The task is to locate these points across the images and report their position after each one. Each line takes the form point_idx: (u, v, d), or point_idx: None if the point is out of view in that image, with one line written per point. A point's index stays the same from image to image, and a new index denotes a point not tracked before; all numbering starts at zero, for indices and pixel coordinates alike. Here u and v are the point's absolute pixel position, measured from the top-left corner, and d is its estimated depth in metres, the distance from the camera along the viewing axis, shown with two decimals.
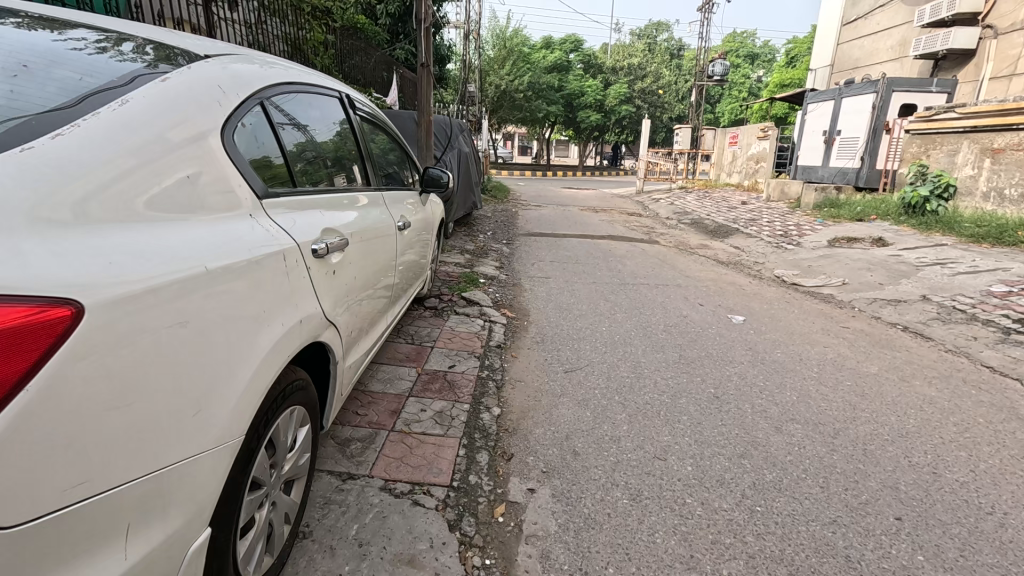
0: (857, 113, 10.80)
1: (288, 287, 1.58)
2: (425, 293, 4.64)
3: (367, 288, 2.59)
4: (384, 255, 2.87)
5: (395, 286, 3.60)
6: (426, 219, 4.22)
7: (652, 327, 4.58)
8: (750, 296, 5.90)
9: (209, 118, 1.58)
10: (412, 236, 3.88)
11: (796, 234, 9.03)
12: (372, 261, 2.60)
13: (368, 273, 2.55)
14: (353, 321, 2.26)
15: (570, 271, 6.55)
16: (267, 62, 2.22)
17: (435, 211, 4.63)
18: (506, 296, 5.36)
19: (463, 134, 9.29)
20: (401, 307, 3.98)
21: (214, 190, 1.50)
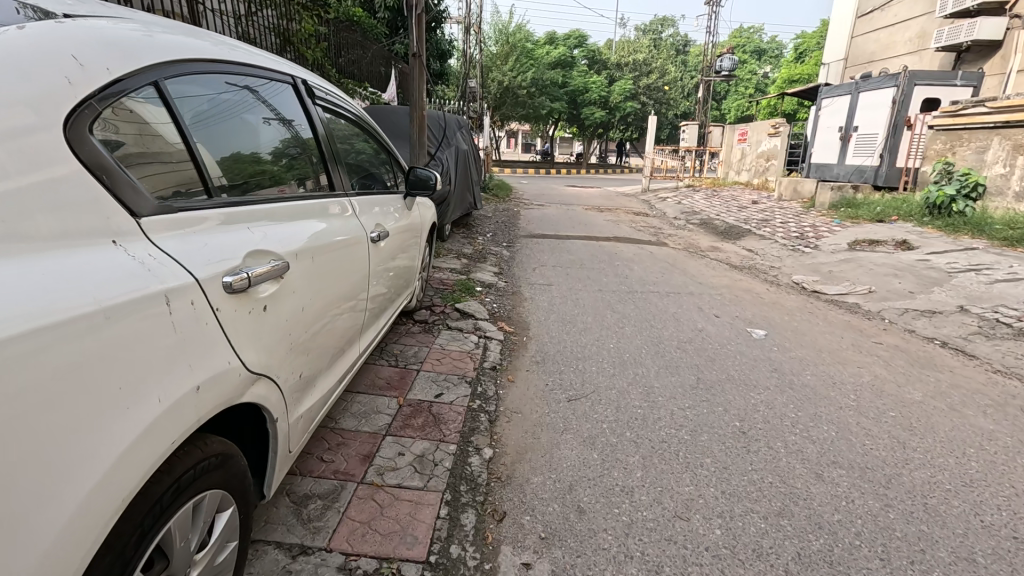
0: (876, 108, 10.30)
1: (174, 342, 1.17)
2: (414, 305, 4.21)
3: (331, 314, 2.20)
4: (357, 272, 2.50)
5: (375, 301, 3.21)
6: (412, 225, 3.78)
7: (665, 343, 4.14)
8: (769, 305, 5.45)
9: (49, 106, 1.16)
10: (396, 244, 3.47)
11: (813, 236, 8.56)
12: (337, 280, 2.22)
13: (332, 296, 2.17)
14: (308, 354, 1.90)
15: (574, 277, 6.11)
16: (212, 42, 1.93)
17: (423, 215, 4.19)
18: (504, 306, 4.94)
19: (463, 130, 8.87)
20: (386, 320, 3.60)
21: (50, 207, 1.08)
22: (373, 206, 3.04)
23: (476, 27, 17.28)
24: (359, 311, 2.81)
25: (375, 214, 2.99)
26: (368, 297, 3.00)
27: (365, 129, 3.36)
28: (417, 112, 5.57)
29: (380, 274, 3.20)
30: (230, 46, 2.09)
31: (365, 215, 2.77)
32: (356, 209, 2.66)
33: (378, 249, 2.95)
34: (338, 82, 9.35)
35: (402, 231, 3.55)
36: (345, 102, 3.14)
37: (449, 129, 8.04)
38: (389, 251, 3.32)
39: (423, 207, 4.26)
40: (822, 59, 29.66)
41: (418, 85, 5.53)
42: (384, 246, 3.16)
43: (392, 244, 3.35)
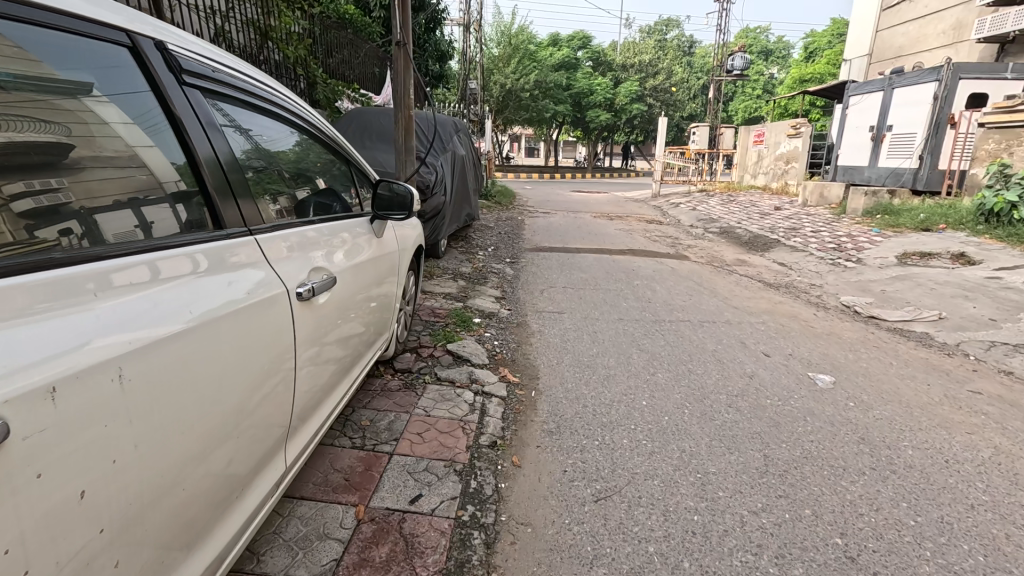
0: (914, 105, 9.41)
1: None
2: (392, 352, 3.34)
3: (229, 429, 1.47)
4: (285, 344, 1.75)
5: (343, 355, 2.47)
6: (385, 256, 2.91)
7: (712, 399, 3.26)
8: (823, 337, 4.55)
9: None
10: (371, 280, 2.69)
11: (852, 247, 7.66)
12: (238, 370, 1.48)
13: (227, 399, 1.44)
14: (150, 524, 1.20)
15: (589, 303, 5.23)
16: (166, 36, 1.64)
17: (403, 237, 3.32)
18: (508, 343, 4.09)
19: (461, 133, 8.01)
20: (356, 371, 2.83)
21: None
22: (321, 231, 2.23)
23: (477, 27, 16.49)
24: (312, 383, 2.08)
25: (330, 249, 2.22)
26: (328, 358, 2.25)
27: (333, 142, 2.66)
28: (403, 111, 4.71)
29: (349, 322, 2.45)
30: (173, 32, 1.70)
31: (309, 251, 2.01)
32: (294, 247, 1.91)
33: (335, 294, 2.19)
34: (325, 83, 8.55)
35: (376, 264, 2.73)
36: (311, 113, 2.50)
37: (444, 131, 7.17)
38: (360, 291, 2.53)
39: (407, 229, 3.45)
40: (835, 58, 28.70)
41: (403, 80, 4.66)
42: (350, 284, 2.39)
43: (364, 281, 2.57)
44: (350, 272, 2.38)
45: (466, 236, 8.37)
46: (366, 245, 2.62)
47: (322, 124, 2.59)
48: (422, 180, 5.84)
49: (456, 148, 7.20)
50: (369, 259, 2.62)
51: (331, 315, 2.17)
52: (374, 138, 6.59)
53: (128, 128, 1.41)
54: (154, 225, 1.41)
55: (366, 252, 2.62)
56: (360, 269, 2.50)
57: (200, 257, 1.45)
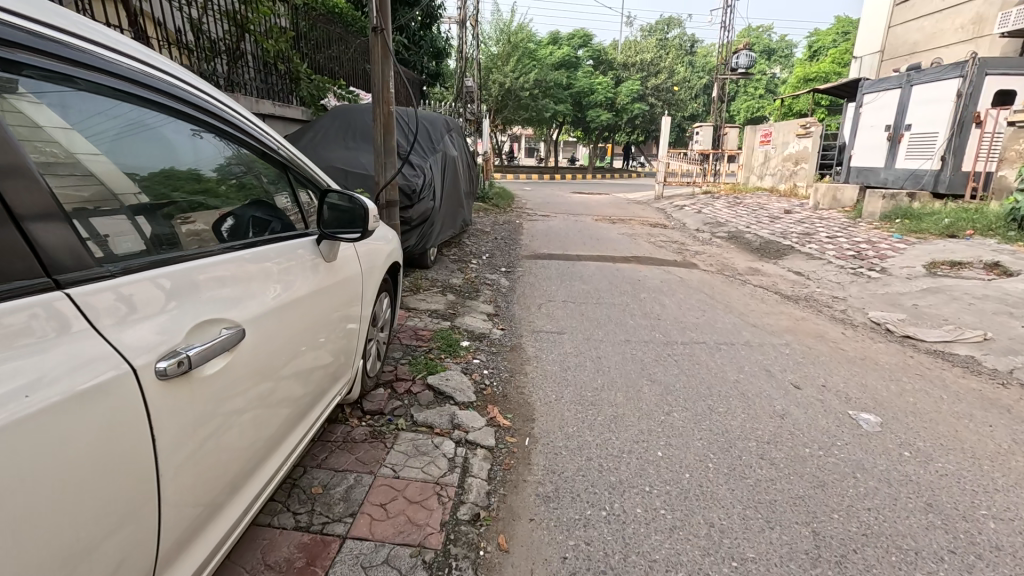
0: (934, 103, 8.90)
1: None
2: (355, 395, 2.77)
3: (123, 518, 1.16)
4: (205, 401, 1.42)
5: (304, 392, 2.14)
6: (341, 280, 2.36)
7: (740, 447, 2.75)
8: (857, 361, 4.02)
9: None
10: (328, 312, 2.23)
11: (873, 255, 7.13)
12: (128, 446, 1.16)
13: (128, 473, 1.16)
14: None
15: (591, 321, 4.69)
16: (111, 40, 1.48)
17: (373, 254, 2.80)
18: (499, 372, 3.58)
19: (453, 132, 7.47)
20: (320, 412, 2.37)
21: None
22: (249, 257, 1.76)
23: (473, 23, 15.95)
24: (261, 432, 1.77)
25: (261, 283, 1.76)
26: (282, 399, 1.93)
27: (289, 160, 2.31)
28: (382, 107, 4.15)
29: (306, 358, 2.08)
30: (102, 32, 1.48)
31: (225, 288, 1.57)
32: (208, 285, 1.51)
33: (276, 334, 1.78)
34: (310, 79, 8.01)
35: (332, 292, 2.25)
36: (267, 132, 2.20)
37: (434, 131, 6.65)
38: (314, 325, 2.10)
39: (379, 243, 2.96)
40: (840, 57, 28.09)
41: (380, 70, 4.09)
42: (299, 319, 1.96)
43: (316, 316, 2.11)
44: (293, 308, 1.92)
45: (460, 242, 7.85)
46: (314, 272, 2.11)
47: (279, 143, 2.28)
48: (407, 184, 5.32)
49: (448, 149, 6.68)
50: (321, 289, 2.15)
51: (275, 355, 1.80)
52: (357, 137, 6.06)
53: (66, 134, 1.31)
54: (109, 238, 1.35)
55: (318, 280, 2.13)
56: (310, 302, 2.06)
57: (61, 305, 1.11)
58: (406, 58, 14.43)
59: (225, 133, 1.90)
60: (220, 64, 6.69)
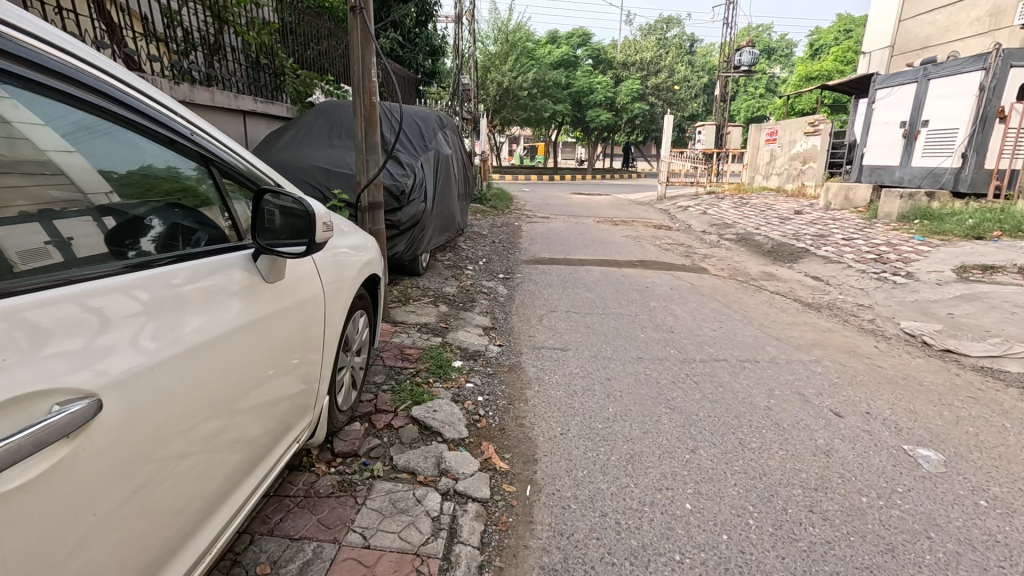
0: (954, 98, 8.48)
1: None
2: (318, 440, 2.26)
3: None
4: (97, 466, 1.08)
5: (269, 426, 1.79)
6: (295, 305, 1.87)
7: (785, 497, 2.29)
8: (899, 381, 3.57)
9: None
10: (290, 336, 1.84)
11: (896, 259, 6.67)
12: None
13: None
14: None
15: (598, 336, 4.23)
16: (47, 32, 1.26)
17: (343, 268, 2.32)
18: (496, 398, 3.13)
19: (447, 130, 7.02)
20: (282, 454, 1.93)
21: None
22: (169, 279, 1.38)
23: (470, 20, 15.49)
24: (202, 485, 1.44)
25: (186, 312, 1.38)
26: (234, 441, 1.58)
27: (242, 173, 1.90)
28: (365, 98, 3.70)
29: (265, 388, 1.72)
30: (36, 23, 1.25)
31: (120, 326, 1.19)
32: (98, 320, 1.15)
33: (198, 375, 1.38)
34: (295, 74, 7.55)
35: (293, 314, 1.85)
36: (214, 140, 1.80)
37: (426, 128, 6.21)
38: (270, 354, 1.72)
39: (354, 252, 2.53)
40: (843, 54, 27.70)
41: (360, 57, 3.62)
42: (246, 351, 1.59)
43: (273, 344, 1.73)
44: (217, 344, 1.45)
45: (455, 247, 7.38)
46: (258, 293, 1.67)
47: (229, 153, 1.86)
48: (395, 184, 4.86)
49: (441, 147, 6.21)
50: (277, 312, 1.75)
51: (212, 394, 1.44)
52: (343, 134, 5.61)
53: (32, 128, 1.25)
54: (71, 241, 1.30)
55: (272, 303, 1.73)
56: (264, 327, 1.68)
57: None
58: (400, 56, 13.92)
59: (192, 141, 1.67)
60: (201, 57, 6.20)
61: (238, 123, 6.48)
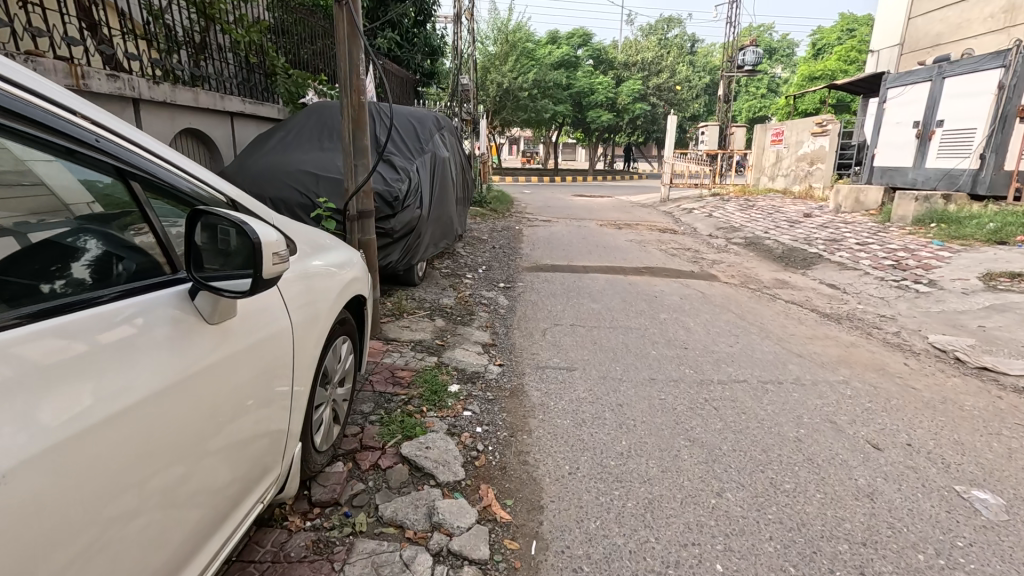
0: (972, 97, 8.17)
1: None
2: (289, 496, 1.95)
3: None
4: (2, 563, 0.88)
5: (244, 467, 1.58)
6: (251, 344, 1.54)
7: (832, 557, 1.98)
8: (938, 405, 3.26)
9: None
10: (262, 369, 1.60)
11: (915, 265, 6.37)
12: None
13: None
14: None
15: (607, 354, 3.92)
16: None
17: (317, 292, 2.00)
18: (497, 430, 2.83)
19: (444, 131, 6.72)
20: (262, 491, 1.72)
21: None
22: (97, 328, 1.15)
23: (469, 19, 15.18)
24: (157, 550, 1.23)
25: (116, 363, 1.15)
26: (198, 490, 1.37)
27: (193, 196, 1.59)
28: (353, 97, 3.38)
29: (235, 428, 1.50)
30: None
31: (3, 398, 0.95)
32: None
33: (129, 433, 1.14)
34: (287, 75, 7.25)
35: (263, 348, 1.60)
36: (157, 159, 1.49)
37: (422, 130, 5.91)
38: (237, 393, 1.49)
39: (334, 269, 2.23)
40: (847, 54, 27.34)
41: (346, 53, 3.31)
42: (205, 394, 1.36)
43: (240, 381, 1.49)
44: (152, 394, 1.20)
45: (453, 254, 7.08)
46: (212, 339, 1.40)
47: (176, 174, 1.55)
48: (388, 190, 4.56)
49: (438, 151, 5.91)
50: (243, 348, 1.50)
51: (159, 446, 1.22)
52: (333, 137, 5.31)
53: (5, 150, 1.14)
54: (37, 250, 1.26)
55: (234, 340, 1.48)
56: (228, 364, 1.44)
57: None
58: (398, 56, 13.60)
59: (116, 159, 1.32)
60: (186, 56, 5.86)
61: (227, 126, 6.00)
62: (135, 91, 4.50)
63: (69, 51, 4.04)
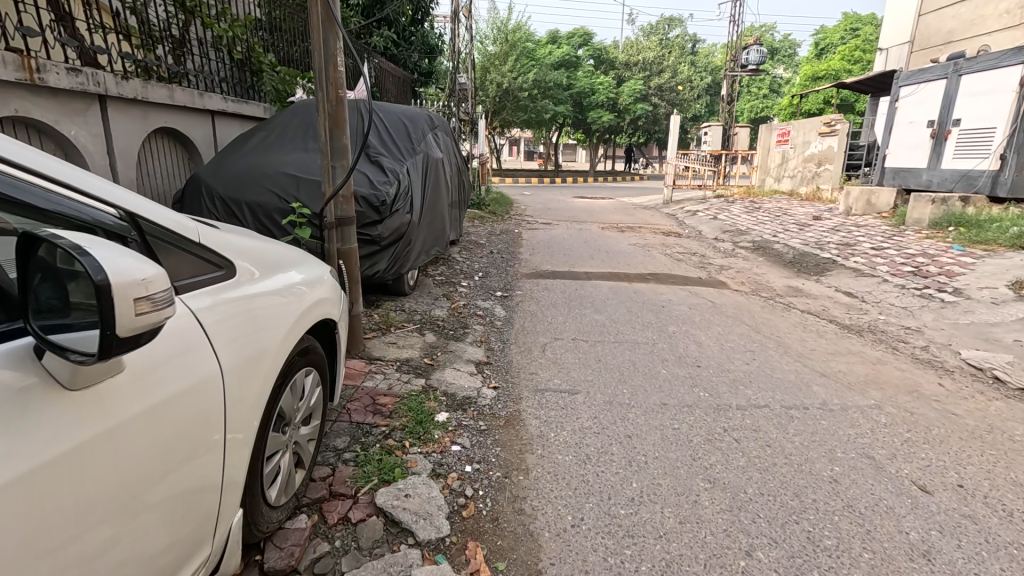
0: (990, 95, 7.83)
1: None
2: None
3: None
4: None
5: (183, 532, 1.33)
6: (142, 409, 1.18)
7: None
8: (986, 436, 2.91)
9: None
10: (195, 421, 1.33)
11: (937, 271, 6.02)
12: None
13: None
14: None
15: (613, 375, 3.57)
16: None
17: (257, 324, 1.62)
18: (489, 469, 2.47)
19: (439, 130, 6.38)
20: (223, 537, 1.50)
21: None
22: None
23: (467, 17, 14.84)
24: None
25: None
26: (128, 557, 1.16)
27: (96, 225, 1.30)
28: (331, 90, 3.03)
29: (162, 493, 1.24)
30: None
31: None
32: None
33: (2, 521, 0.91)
34: (274, 71, 6.90)
35: (194, 397, 1.32)
36: (53, 188, 1.23)
37: (414, 129, 5.57)
38: (159, 454, 1.22)
39: (294, 291, 1.92)
40: (851, 53, 26.95)
41: (322, 40, 2.94)
42: (108, 465, 1.10)
43: (162, 440, 1.23)
44: (31, 472, 0.96)
45: (448, 259, 6.73)
46: (90, 406, 1.07)
47: (79, 202, 1.28)
48: (375, 194, 4.22)
49: (432, 152, 5.57)
50: (162, 402, 1.23)
51: (60, 520, 1.01)
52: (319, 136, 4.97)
53: None
54: None
55: (143, 395, 1.19)
56: (141, 422, 1.18)
57: None
58: (394, 54, 13.27)
59: None
60: (164, 53, 5.47)
61: (208, 124, 5.67)
62: (100, 87, 4.16)
63: (24, 42, 3.69)
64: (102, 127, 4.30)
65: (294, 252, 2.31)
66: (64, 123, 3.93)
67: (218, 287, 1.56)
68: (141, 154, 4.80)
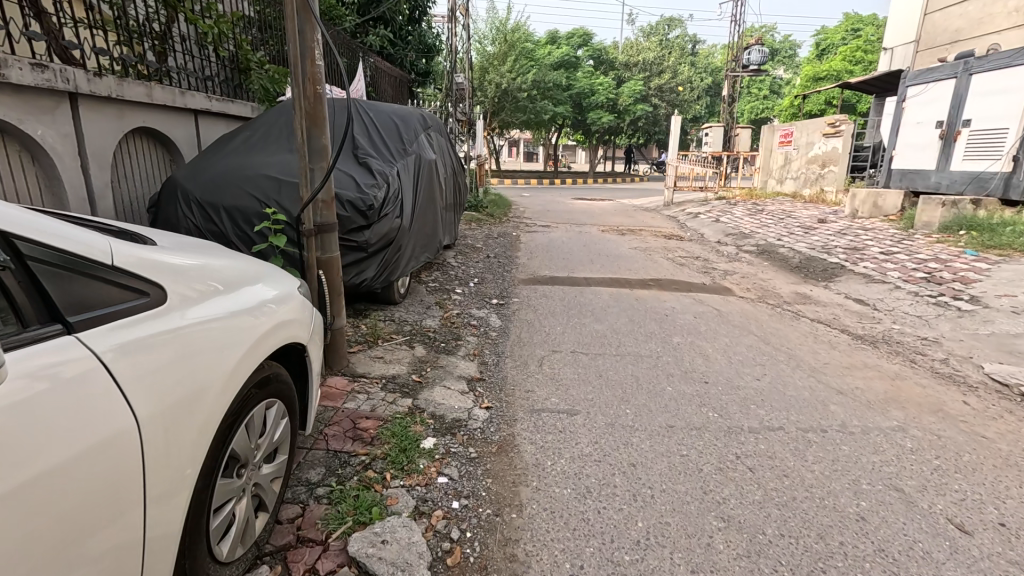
0: (1002, 95, 7.60)
1: None
2: None
3: None
4: None
5: None
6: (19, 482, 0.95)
7: None
8: (1023, 463, 2.66)
9: None
10: (108, 483, 1.11)
11: (951, 278, 5.78)
12: None
13: None
14: None
15: (614, 393, 3.32)
16: None
17: (196, 354, 1.39)
18: (478, 505, 2.23)
19: (432, 131, 6.14)
20: None
21: None
22: None
23: (465, 16, 14.58)
24: None
25: None
26: None
27: None
28: (308, 87, 2.78)
29: (65, 571, 1.03)
30: None
31: None
32: None
33: None
34: (263, 69, 6.61)
35: (103, 455, 1.10)
36: None
37: (406, 129, 5.33)
38: (59, 528, 1.01)
39: (251, 314, 1.69)
40: (853, 53, 26.71)
41: (297, 31, 2.69)
42: None
43: (55, 516, 1.01)
44: None
45: (442, 265, 6.48)
46: None
47: None
48: (361, 197, 3.97)
49: (424, 153, 5.34)
50: (51, 471, 1.00)
51: None
52: None
53: None
54: None
55: (21, 467, 0.96)
56: (30, 492, 0.96)
57: None
58: (390, 54, 13.02)
59: None
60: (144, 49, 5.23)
61: (190, 124, 5.42)
62: (69, 84, 3.91)
63: None
64: (73, 126, 4.05)
65: (260, 265, 2.08)
66: (30, 122, 3.68)
67: (142, 315, 1.33)
68: (116, 155, 4.56)
